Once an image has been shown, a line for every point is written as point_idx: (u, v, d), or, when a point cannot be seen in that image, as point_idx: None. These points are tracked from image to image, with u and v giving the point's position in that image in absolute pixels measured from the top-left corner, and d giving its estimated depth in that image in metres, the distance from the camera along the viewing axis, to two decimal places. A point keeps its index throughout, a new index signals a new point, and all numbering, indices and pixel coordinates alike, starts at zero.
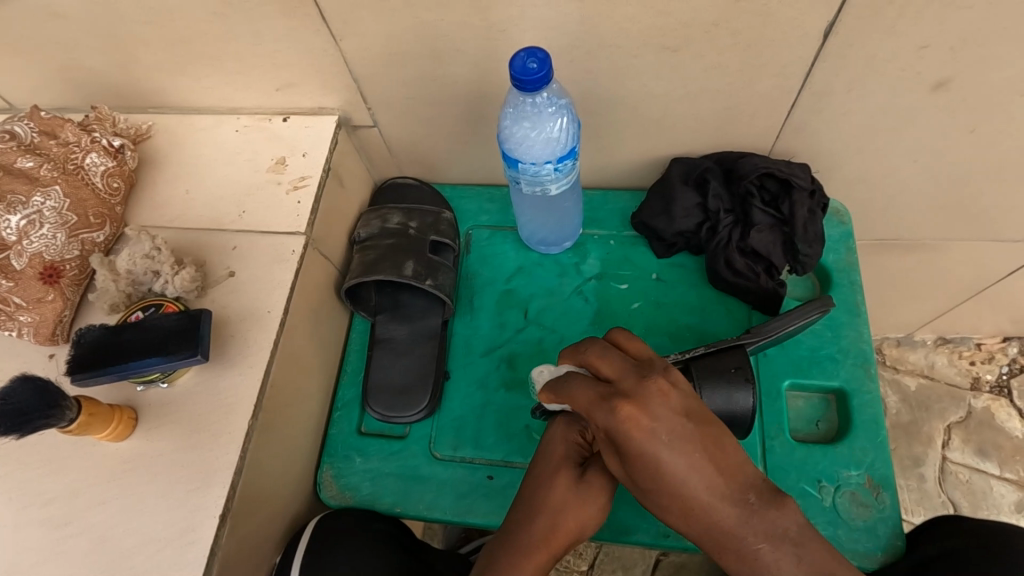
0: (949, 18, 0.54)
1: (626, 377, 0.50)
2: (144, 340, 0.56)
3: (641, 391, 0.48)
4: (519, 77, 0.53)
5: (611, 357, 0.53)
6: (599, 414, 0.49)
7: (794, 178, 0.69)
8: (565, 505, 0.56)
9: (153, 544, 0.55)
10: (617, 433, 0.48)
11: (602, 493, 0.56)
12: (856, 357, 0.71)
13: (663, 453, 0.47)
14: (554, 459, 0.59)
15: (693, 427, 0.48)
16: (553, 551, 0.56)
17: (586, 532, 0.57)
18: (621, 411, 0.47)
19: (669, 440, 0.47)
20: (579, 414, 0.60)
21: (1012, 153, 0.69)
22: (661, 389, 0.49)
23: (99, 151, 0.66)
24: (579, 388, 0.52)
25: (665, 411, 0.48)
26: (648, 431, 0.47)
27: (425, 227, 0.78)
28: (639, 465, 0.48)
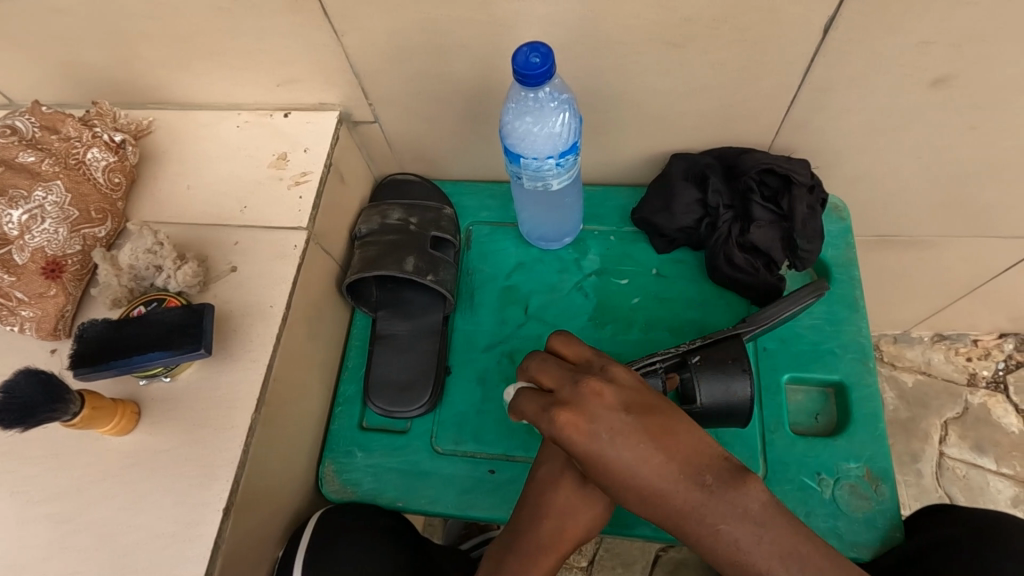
0: (948, 15, 0.54)
1: (565, 384, 0.53)
2: (145, 335, 0.56)
3: (575, 398, 0.51)
4: (522, 73, 0.53)
5: (552, 367, 0.55)
6: (543, 428, 0.52)
7: (794, 174, 0.69)
8: (574, 506, 0.56)
9: (157, 539, 0.55)
10: (560, 439, 0.51)
11: (609, 491, 0.57)
12: (855, 351, 0.71)
13: (608, 451, 0.49)
14: (560, 460, 0.58)
15: (671, 421, 0.51)
16: (560, 554, 0.57)
17: (593, 528, 0.58)
18: (560, 420, 0.50)
19: (610, 437, 0.49)
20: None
21: (1009, 149, 0.70)
22: (597, 390, 0.51)
23: (100, 146, 0.66)
24: (525, 396, 0.55)
25: (603, 411, 0.50)
26: (587, 433, 0.50)
27: (426, 223, 0.78)
28: (602, 472, 0.50)
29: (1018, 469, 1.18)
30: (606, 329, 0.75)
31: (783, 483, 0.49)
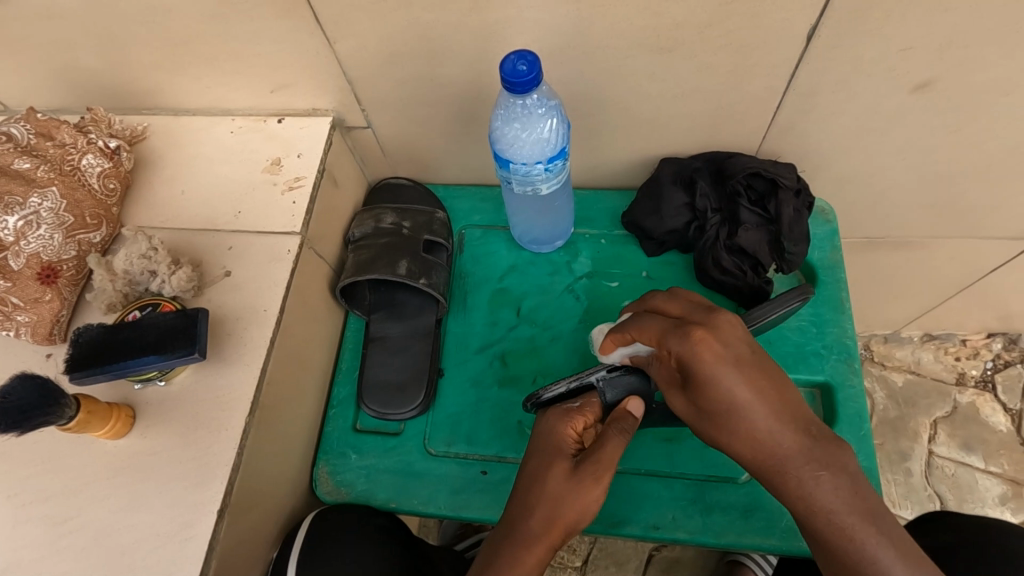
0: (932, 21, 0.55)
1: (695, 315, 0.55)
2: (141, 340, 0.57)
3: (707, 326, 0.52)
4: (510, 81, 0.54)
5: (680, 301, 0.58)
6: (670, 340, 0.53)
7: (781, 178, 0.70)
8: (561, 500, 0.56)
9: (151, 540, 0.56)
10: (687, 356, 0.51)
11: (598, 484, 0.56)
12: (841, 352, 0.73)
13: (729, 375, 0.50)
14: (547, 455, 0.59)
15: (761, 361, 0.51)
16: (552, 544, 0.56)
17: (585, 522, 0.57)
18: (693, 335, 0.51)
19: (737, 366, 0.50)
20: (572, 407, 0.61)
21: (993, 152, 0.71)
22: (730, 322, 0.53)
23: (95, 152, 0.66)
24: (648, 322, 0.57)
25: (734, 340, 0.51)
26: (716, 354, 0.51)
27: (419, 226, 0.79)
28: (708, 388, 0.51)
29: (1005, 467, 1.20)
30: (597, 330, 0.76)
31: (767, 446, 0.50)
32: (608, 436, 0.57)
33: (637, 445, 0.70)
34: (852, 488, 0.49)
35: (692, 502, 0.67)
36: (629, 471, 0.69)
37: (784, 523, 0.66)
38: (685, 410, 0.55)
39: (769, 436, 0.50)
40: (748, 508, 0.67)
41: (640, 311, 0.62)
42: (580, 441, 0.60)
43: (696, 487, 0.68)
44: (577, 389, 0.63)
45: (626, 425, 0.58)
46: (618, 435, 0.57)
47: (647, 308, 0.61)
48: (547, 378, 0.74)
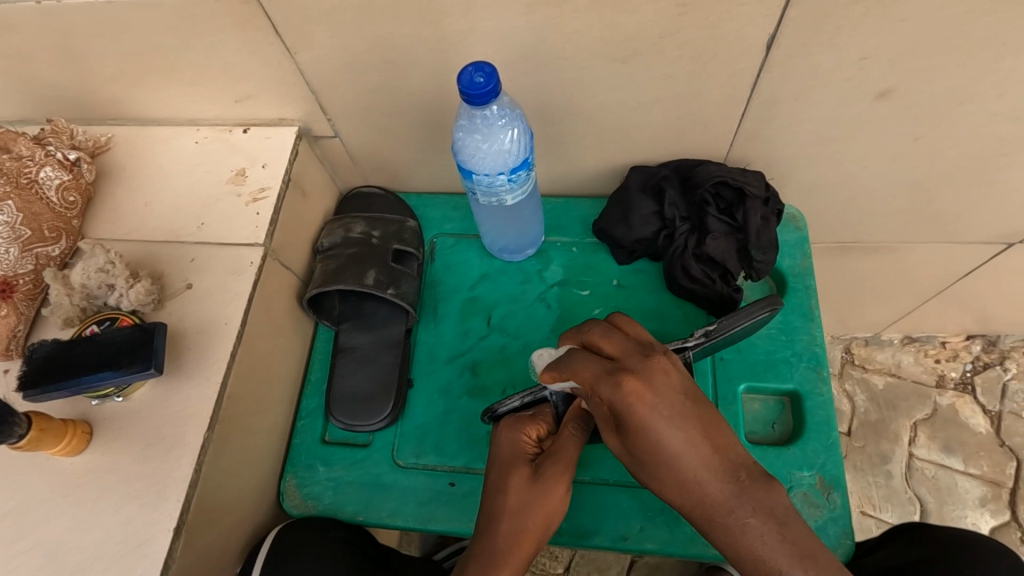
0: (887, 31, 0.55)
1: (631, 358, 0.53)
2: (96, 356, 0.56)
3: (645, 369, 0.52)
4: (467, 92, 0.54)
5: (618, 337, 0.56)
6: (602, 386, 0.52)
7: (747, 187, 0.70)
8: (527, 506, 0.57)
9: (107, 558, 0.55)
10: (621, 407, 0.50)
11: (562, 485, 0.57)
12: (809, 359, 0.73)
13: (662, 428, 0.50)
14: (507, 464, 0.59)
15: (691, 405, 0.51)
16: (529, 552, 0.57)
17: (553, 524, 0.58)
18: (626, 387, 0.50)
19: (668, 416, 0.50)
20: (524, 416, 0.61)
21: (959, 158, 0.71)
22: (665, 367, 0.52)
23: (54, 165, 0.66)
24: (585, 358, 0.55)
25: (666, 389, 0.51)
26: (650, 406, 0.50)
27: (388, 236, 0.79)
28: (641, 437, 0.50)
29: (985, 469, 1.20)
30: None
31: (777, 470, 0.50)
32: (567, 437, 0.58)
33: (606, 455, 0.70)
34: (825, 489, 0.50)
35: (661, 512, 0.67)
36: (597, 481, 0.69)
37: None
38: (616, 448, 0.54)
39: (699, 484, 0.50)
40: None
41: (578, 342, 0.59)
42: (538, 446, 0.61)
43: (664, 497, 0.68)
44: (531, 401, 0.63)
45: (585, 421, 0.59)
46: (572, 437, 0.58)
47: (585, 337, 0.58)
48: (517, 388, 0.74)
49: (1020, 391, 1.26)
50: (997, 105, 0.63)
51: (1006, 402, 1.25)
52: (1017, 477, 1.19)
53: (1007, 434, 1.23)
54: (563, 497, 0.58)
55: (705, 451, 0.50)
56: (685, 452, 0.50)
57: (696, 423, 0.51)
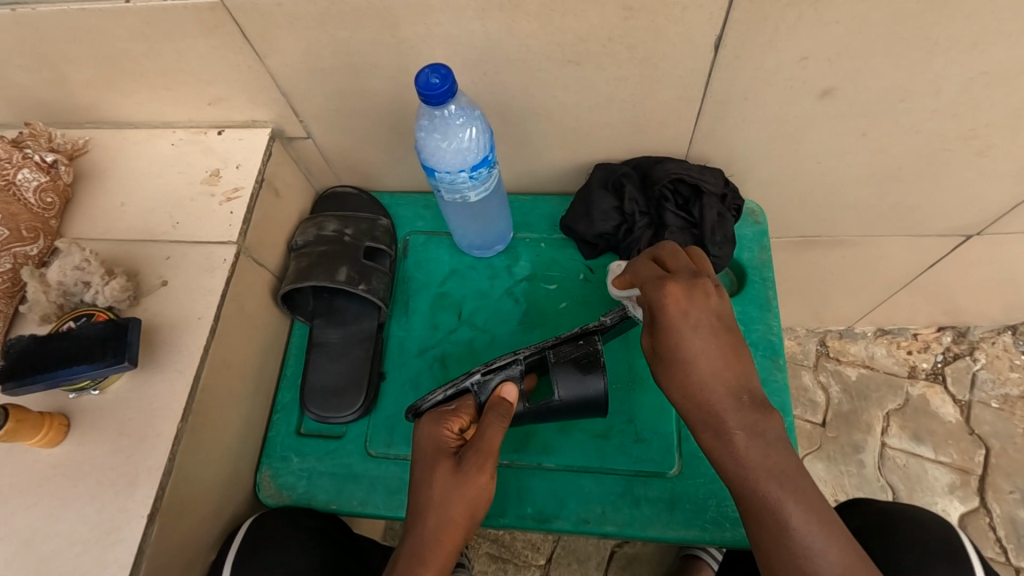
0: (823, 33, 0.58)
1: (684, 272, 0.59)
2: (71, 349, 0.59)
3: (690, 285, 0.57)
4: (424, 93, 0.56)
5: (681, 256, 0.61)
6: (648, 287, 0.59)
7: (703, 183, 0.73)
8: (450, 499, 0.59)
9: (82, 544, 0.57)
10: (658, 304, 0.57)
11: (483, 475, 0.59)
12: (766, 348, 0.76)
13: (688, 331, 0.56)
14: (431, 458, 0.61)
15: (725, 330, 0.57)
16: (450, 551, 0.59)
17: (479, 512, 0.60)
18: (667, 288, 0.57)
19: (695, 326, 0.57)
20: (445, 410, 0.64)
21: (907, 154, 0.74)
22: (708, 290, 0.57)
23: (31, 167, 0.68)
24: (647, 264, 0.62)
25: (705, 308, 0.57)
26: (681, 310, 0.57)
27: (360, 233, 0.81)
28: (667, 335, 0.57)
29: (955, 457, 1.23)
30: (534, 332, 0.79)
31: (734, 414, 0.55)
32: (485, 425, 0.61)
33: (569, 443, 0.73)
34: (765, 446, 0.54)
35: (621, 496, 0.70)
36: (561, 467, 0.72)
37: (707, 514, 0.68)
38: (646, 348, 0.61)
39: (704, 389, 0.56)
40: (674, 501, 0.69)
41: (648, 254, 0.65)
42: (461, 437, 0.64)
43: (625, 482, 0.70)
44: (453, 394, 0.66)
45: (502, 410, 0.63)
46: (491, 425, 0.61)
47: (655, 252, 0.64)
48: None
49: (988, 380, 1.29)
50: (935, 104, 0.66)
51: (975, 392, 1.28)
52: (985, 465, 1.22)
53: (976, 423, 1.26)
54: (484, 486, 0.60)
55: (714, 365, 0.56)
56: (703, 358, 0.56)
57: (724, 344, 0.57)
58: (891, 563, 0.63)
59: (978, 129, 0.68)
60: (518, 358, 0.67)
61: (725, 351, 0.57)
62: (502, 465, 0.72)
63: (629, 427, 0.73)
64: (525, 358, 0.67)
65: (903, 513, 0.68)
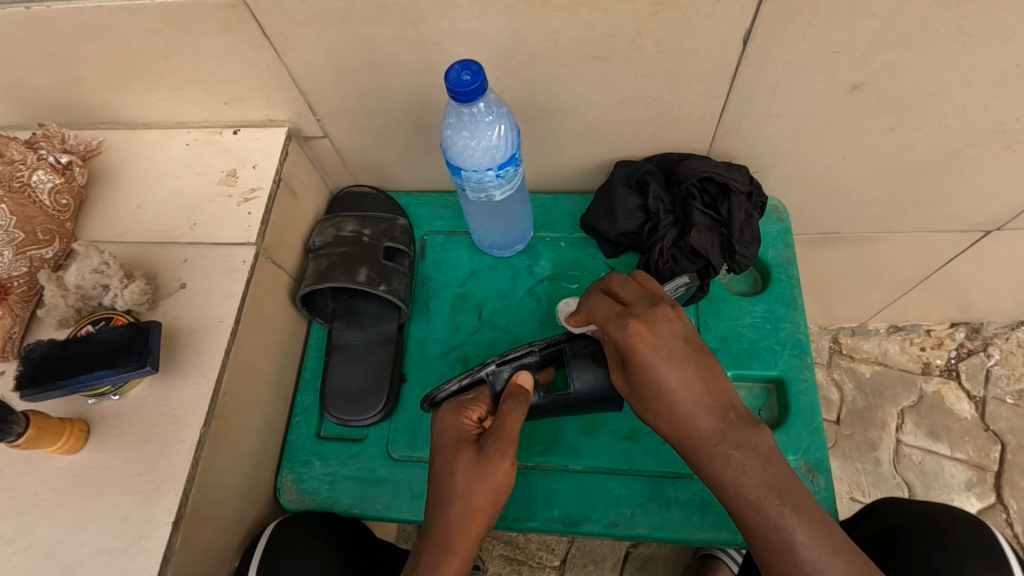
0: (856, 26, 0.57)
1: (642, 303, 0.59)
2: (92, 354, 0.57)
3: (650, 316, 0.58)
4: (455, 90, 0.55)
5: (632, 286, 0.61)
6: (612, 327, 0.58)
7: (731, 181, 0.72)
8: (474, 485, 0.58)
9: (105, 554, 0.56)
10: (624, 343, 0.57)
11: (505, 461, 0.59)
12: (793, 347, 0.75)
13: (661, 365, 0.56)
14: (451, 445, 0.60)
15: (694, 350, 0.57)
16: (475, 538, 0.58)
17: (501, 501, 0.59)
18: (631, 328, 0.57)
19: (669, 355, 0.56)
20: (463, 399, 0.63)
21: (932, 148, 0.73)
22: (668, 315, 0.58)
23: (46, 168, 0.67)
24: (599, 302, 0.62)
25: (667, 334, 0.57)
26: (651, 345, 0.56)
27: (379, 234, 0.80)
28: (642, 374, 0.57)
29: (971, 453, 1.23)
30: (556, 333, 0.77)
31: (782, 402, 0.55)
32: (504, 413, 0.61)
33: (595, 444, 0.72)
34: None
35: (650, 499, 0.69)
36: (587, 469, 0.71)
37: None
38: (623, 387, 0.60)
39: (688, 415, 0.56)
40: (704, 503, 0.68)
41: (598, 287, 0.64)
42: (480, 426, 0.63)
43: (653, 483, 0.69)
44: (468, 383, 0.65)
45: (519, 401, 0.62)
46: (505, 412, 0.61)
47: (605, 286, 0.64)
48: None
49: (1003, 376, 1.28)
50: (964, 97, 0.65)
51: (990, 388, 1.28)
52: (1001, 461, 1.21)
53: (991, 419, 1.25)
54: (505, 473, 0.59)
55: (691, 396, 0.56)
56: (681, 391, 0.56)
57: (695, 363, 0.57)
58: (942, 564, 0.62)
59: (1006, 123, 0.68)
60: (533, 349, 0.66)
61: (700, 375, 0.57)
62: (527, 468, 0.72)
63: None
64: (541, 347, 0.66)
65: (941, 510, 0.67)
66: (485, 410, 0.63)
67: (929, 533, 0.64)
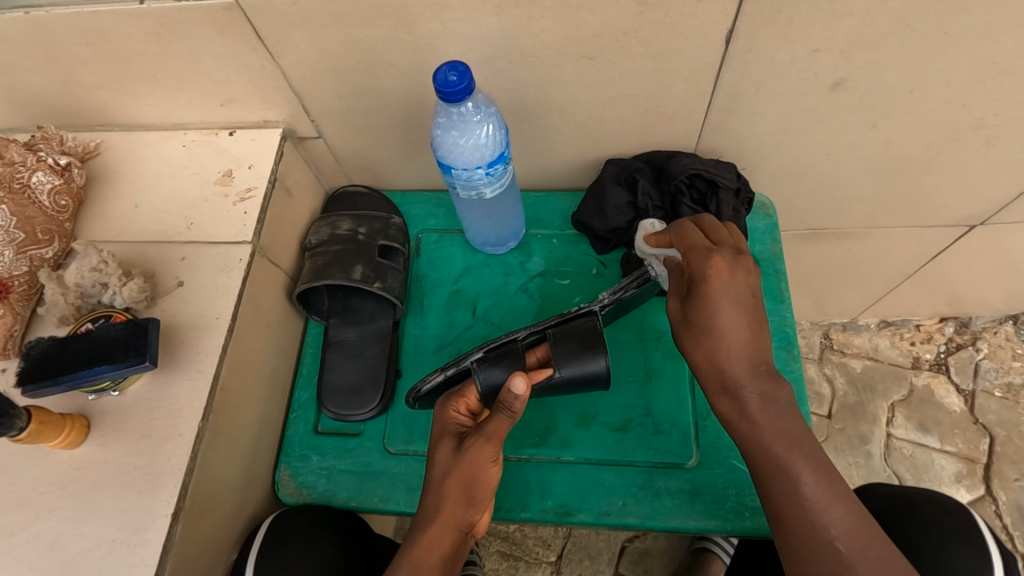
0: (836, 25, 0.59)
1: (729, 246, 0.59)
2: (92, 351, 0.58)
3: (734, 261, 0.58)
4: (442, 90, 0.57)
5: (722, 230, 0.61)
6: (696, 256, 0.58)
7: (719, 179, 0.74)
8: (449, 474, 0.59)
9: (107, 545, 0.57)
10: (701, 273, 0.57)
11: (481, 454, 0.59)
12: (781, 340, 0.77)
13: (725, 304, 0.56)
14: (435, 437, 0.63)
15: (757, 306, 0.58)
16: (449, 522, 0.59)
17: (480, 491, 0.59)
18: (713, 261, 0.57)
19: (734, 300, 0.57)
20: (451, 391, 0.64)
21: (915, 144, 0.75)
22: (748, 268, 0.58)
23: (45, 170, 0.68)
24: (692, 231, 0.62)
25: (745, 281, 0.57)
26: (723, 281, 0.57)
27: (374, 232, 0.81)
28: (704, 304, 0.57)
29: (961, 446, 1.24)
30: None
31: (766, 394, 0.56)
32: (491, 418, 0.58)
33: (588, 436, 0.73)
34: (786, 431, 0.55)
35: (641, 488, 0.70)
36: (580, 461, 0.72)
37: (727, 504, 0.69)
38: (673, 313, 0.61)
39: (728, 359, 0.56)
40: (694, 492, 0.70)
41: (688, 221, 0.64)
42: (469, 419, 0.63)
43: (645, 474, 0.71)
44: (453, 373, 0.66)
45: (511, 405, 0.56)
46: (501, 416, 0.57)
47: (697, 221, 0.64)
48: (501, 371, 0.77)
49: (991, 370, 1.30)
50: (944, 94, 0.66)
51: (978, 381, 1.29)
52: (990, 453, 1.23)
53: (981, 412, 1.27)
54: (484, 464, 0.59)
55: (744, 344, 0.57)
56: (739, 335, 0.56)
57: (754, 316, 0.57)
58: (913, 544, 0.65)
59: (985, 118, 0.69)
60: (518, 336, 0.66)
61: (753, 325, 0.57)
62: (522, 459, 0.73)
63: (647, 420, 0.73)
64: (526, 334, 0.66)
65: (916, 494, 0.69)
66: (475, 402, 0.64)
67: (906, 516, 0.67)
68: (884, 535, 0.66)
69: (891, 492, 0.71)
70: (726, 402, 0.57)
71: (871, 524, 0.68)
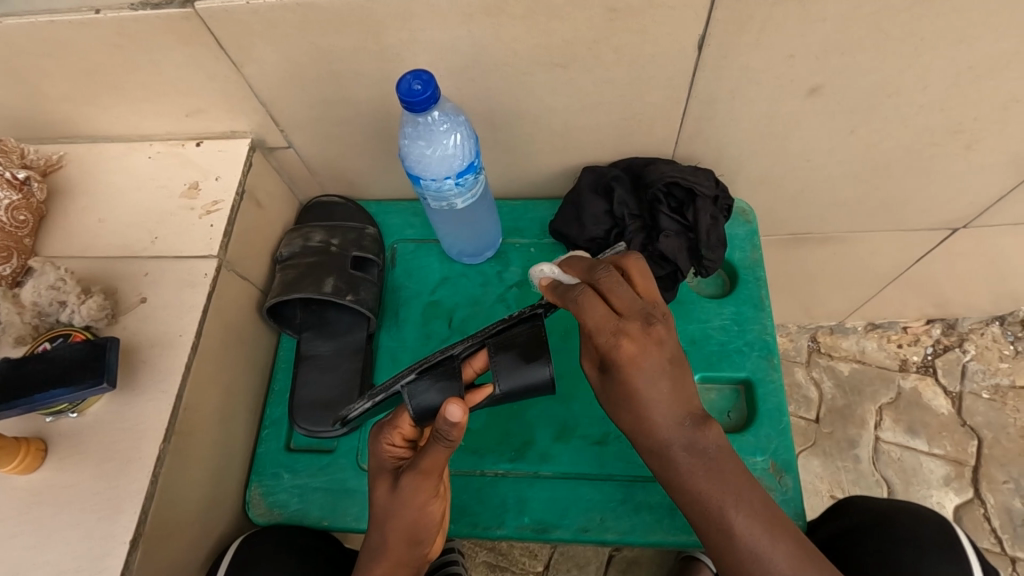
0: (808, 29, 0.58)
1: (637, 316, 0.56)
2: (47, 372, 0.57)
3: (642, 333, 0.55)
4: (406, 100, 0.56)
5: (622, 289, 0.57)
6: (603, 341, 0.55)
7: (696, 186, 0.72)
8: (389, 515, 0.58)
9: (63, 574, 0.55)
10: (612, 358, 0.55)
11: (419, 493, 0.57)
12: (761, 348, 0.76)
13: (642, 385, 0.55)
14: (374, 473, 0.61)
15: (681, 369, 0.56)
16: (396, 562, 0.58)
17: (422, 528, 0.58)
18: (623, 348, 0.54)
19: (654, 377, 0.55)
20: (384, 422, 0.60)
21: (893, 149, 0.74)
22: (661, 337, 0.56)
23: (2, 184, 0.66)
24: (586, 301, 0.56)
25: (658, 355, 0.55)
26: (638, 366, 0.55)
27: (347, 243, 0.80)
28: (624, 388, 0.55)
29: (949, 449, 1.24)
30: None
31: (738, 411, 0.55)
32: (428, 450, 0.54)
33: (564, 449, 0.72)
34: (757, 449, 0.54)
35: (619, 503, 0.69)
36: (558, 475, 0.71)
37: None
38: (592, 382, 0.59)
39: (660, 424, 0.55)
40: (673, 507, 0.68)
41: (586, 282, 0.60)
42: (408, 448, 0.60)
43: (623, 488, 0.70)
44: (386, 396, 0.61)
45: (447, 432, 0.51)
46: (439, 446, 0.53)
47: (594, 281, 0.59)
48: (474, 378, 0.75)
49: (979, 371, 1.29)
50: (920, 98, 0.65)
51: (966, 383, 1.29)
52: (978, 456, 1.22)
53: (968, 414, 1.26)
54: (424, 500, 0.57)
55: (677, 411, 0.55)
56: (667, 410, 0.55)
57: (681, 378, 0.56)
58: (889, 558, 0.64)
59: (964, 122, 0.68)
60: (454, 353, 0.59)
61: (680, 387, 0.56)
62: (498, 475, 0.72)
63: (625, 433, 0.72)
64: (463, 348, 0.60)
65: (898, 506, 0.69)
66: (410, 431, 0.60)
67: (886, 529, 0.66)
68: (863, 546, 0.65)
69: (872, 503, 0.70)
70: (656, 458, 0.57)
71: (850, 533, 0.67)
